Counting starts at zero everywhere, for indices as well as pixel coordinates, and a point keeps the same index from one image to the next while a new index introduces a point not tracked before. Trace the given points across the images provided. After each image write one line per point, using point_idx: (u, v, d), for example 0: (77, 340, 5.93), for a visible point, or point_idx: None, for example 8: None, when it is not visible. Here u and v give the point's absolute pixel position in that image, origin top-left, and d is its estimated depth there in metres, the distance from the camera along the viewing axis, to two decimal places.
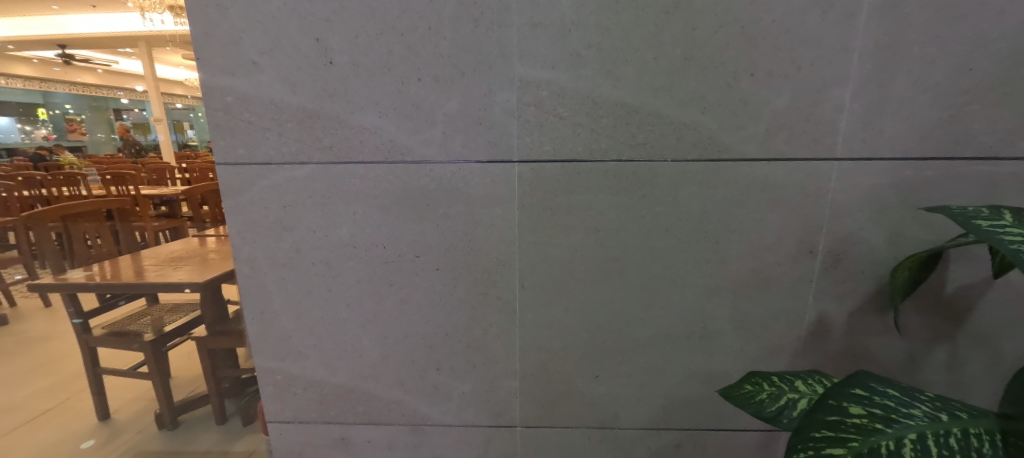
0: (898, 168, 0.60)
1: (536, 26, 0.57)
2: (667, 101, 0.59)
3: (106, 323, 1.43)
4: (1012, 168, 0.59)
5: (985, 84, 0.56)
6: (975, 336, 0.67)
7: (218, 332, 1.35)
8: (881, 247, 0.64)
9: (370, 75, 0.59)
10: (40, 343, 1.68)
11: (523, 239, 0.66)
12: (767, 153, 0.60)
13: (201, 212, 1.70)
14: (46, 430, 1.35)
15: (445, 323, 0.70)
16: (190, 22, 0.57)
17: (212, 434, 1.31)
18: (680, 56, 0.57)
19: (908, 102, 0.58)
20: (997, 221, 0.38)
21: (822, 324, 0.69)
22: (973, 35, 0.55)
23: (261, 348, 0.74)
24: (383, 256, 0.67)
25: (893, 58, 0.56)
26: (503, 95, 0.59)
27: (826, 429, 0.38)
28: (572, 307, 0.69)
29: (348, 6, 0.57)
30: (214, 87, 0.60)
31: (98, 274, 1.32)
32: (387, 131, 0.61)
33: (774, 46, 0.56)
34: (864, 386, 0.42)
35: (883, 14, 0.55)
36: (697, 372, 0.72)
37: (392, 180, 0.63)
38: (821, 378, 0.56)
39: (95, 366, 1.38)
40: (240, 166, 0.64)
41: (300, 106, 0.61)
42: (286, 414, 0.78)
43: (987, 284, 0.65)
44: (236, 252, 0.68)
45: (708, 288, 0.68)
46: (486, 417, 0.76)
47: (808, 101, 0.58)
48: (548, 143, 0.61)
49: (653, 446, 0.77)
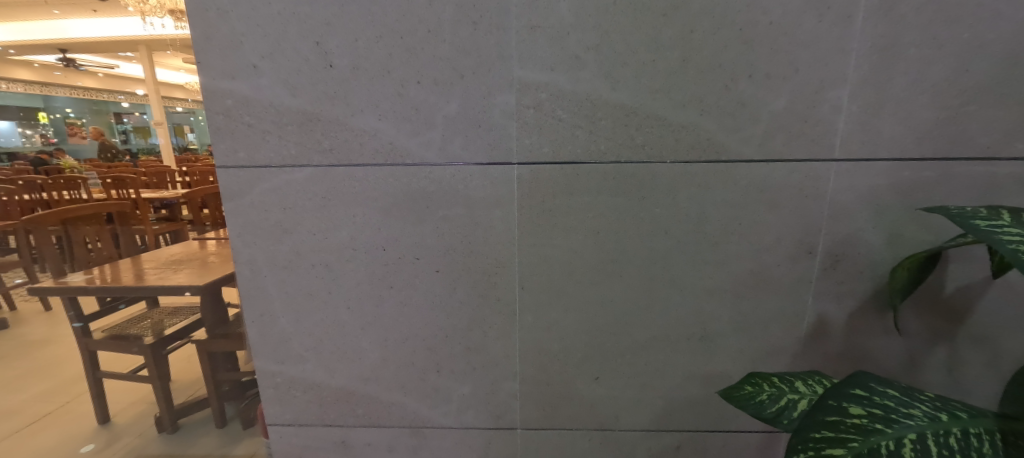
0: (897, 168, 0.60)
1: (535, 28, 0.57)
2: (665, 103, 0.59)
3: (106, 326, 1.43)
4: (1010, 168, 0.59)
5: (982, 84, 0.56)
6: (975, 337, 0.67)
7: (218, 335, 1.35)
8: (880, 247, 0.64)
9: (369, 79, 0.60)
10: (40, 347, 1.68)
11: (523, 241, 0.66)
12: (766, 154, 0.61)
13: (202, 215, 1.71)
14: (46, 434, 1.34)
15: (445, 325, 0.70)
16: (191, 26, 0.58)
17: (213, 438, 1.30)
18: (679, 58, 0.58)
19: (905, 104, 0.58)
20: (996, 221, 0.38)
21: (822, 324, 0.69)
22: (969, 36, 0.55)
23: (261, 351, 0.73)
24: (382, 259, 0.67)
25: (890, 59, 0.57)
26: (503, 97, 0.60)
27: (826, 430, 0.38)
28: (572, 309, 0.69)
29: (348, 9, 0.57)
30: (214, 90, 0.61)
31: (98, 277, 1.32)
32: (386, 133, 0.62)
33: (772, 48, 0.57)
34: (864, 386, 0.42)
35: (880, 16, 0.55)
36: (697, 373, 0.72)
37: (392, 182, 0.64)
38: (821, 378, 0.56)
39: (95, 370, 1.38)
40: (241, 169, 0.64)
41: (300, 109, 0.61)
42: (286, 417, 0.78)
43: (986, 285, 0.65)
44: (236, 255, 0.68)
45: (708, 289, 0.68)
46: (486, 419, 0.76)
47: (806, 103, 0.58)
48: (547, 145, 0.61)
49: (654, 447, 0.77)
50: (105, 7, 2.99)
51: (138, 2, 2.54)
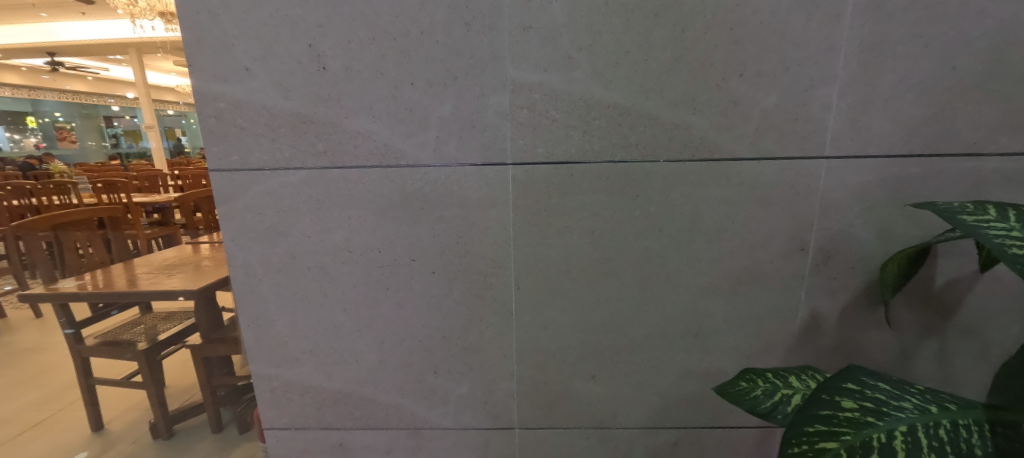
0: (885, 165, 0.61)
1: (527, 29, 0.57)
2: (658, 102, 0.60)
3: (99, 333, 1.42)
4: (996, 163, 0.60)
5: (968, 81, 0.57)
6: (964, 329, 0.68)
7: (212, 339, 1.32)
8: (870, 243, 0.65)
9: (363, 81, 0.60)
10: (29, 356, 1.66)
11: (518, 242, 0.66)
12: (758, 152, 0.61)
13: (195, 220, 1.68)
14: (36, 443, 1.32)
15: (442, 326, 0.70)
16: (180, 28, 0.57)
17: (208, 443, 1.27)
18: (670, 58, 0.58)
19: (894, 101, 0.59)
20: (982, 216, 0.38)
21: (815, 320, 0.70)
22: (955, 34, 0.56)
23: (257, 355, 0.73)
24: (378, 261, 0.67)
25: (878, 57, 0.57)
26: (496, 98, 0.60)
27: (819, 424, 0.39)
28: (568, 309, 0.70)
29: (340, 11, 0.57)
30: (205, 94, 0.60)
31: (90, 283, 1.31)
32: (381, 135, 0.62)
33: (763, 47, 0.57)
34: (856, 380, 0.43)
35: (868, 14, 0.56)
36: (692, 370, 0.73)
37: (387, 184, 0.63)
38: (814, 373, 0.56)
39: (88, 376, 1.37)
40: (234, 172, 0.64)
41: (293, 112, 0.61)
42: (283, 421, 0.77)
43: (974, 279, 0.66)
44: (230, 258, 0.68)
45: (702, 287, 0.68)
46: (485, 420, 0.76)
47: (796, 101, 0.59)
48: (541, 145, 0.61)
49: (651, 444, 0.78)
50: (95, 9, 2.99)
51: (127, 4, 2.53)
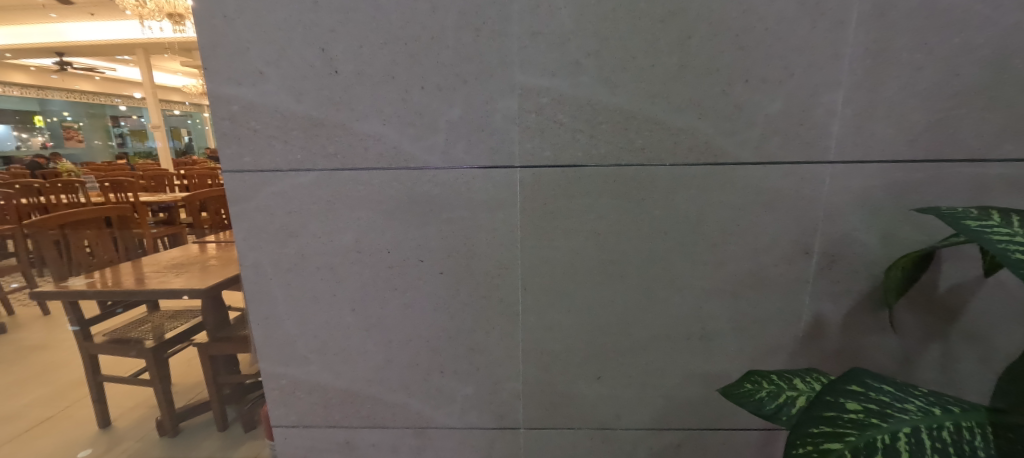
0: (889, 170, 0.62)
1: (537, 34, 0.58)
2: (664, 107, 0.60)
3: (106, 330, 1.44)
4: (1000, 169, 0.60)
5: (972, 88, 0.58)
6: (967, 334, 0.69)
7: (218, 338, 1.32)
8: (874, 247, 0.65)
9: (373, 85, 0.61)
10: (38, 352, 1.69)
11: (524, 243, 0.67)
12: (762, 157, 0.62)
13: (201, 219, 1.70)
14: (45, 439, 1.34)
15: (449, 327, 0.71)
16: (197, 32, 0.58)
17: (213, 441, 1.28)
18: (676, 63, 0.59)
19: (898, 107, 0.59)
20: (986, 221, 0.39)
21: (818, 323, 0.70)
22: (959, 41, 0.56)
23: (265, 353, 0.74)
24: (387, 261, 0.68)
25: (882, 64, 0.58)
26: (504, 102, 0.61)
27: (823, 425, 0.39)
28: (573, 310, 0.70)
29: (353, 16, 0.58)
30: (220, 96, 0.62)
31: (99, 280, 1.34)
32: (390, 137, 0.63)
33: (767, 53, 0.58)
34: (860, 382, 0.43)
35: (873, 21, 0.56)
36: (696, 372, 0.73)
37: (396, 186, 0.65)
38: (817, 376, 0.57)
39: (97, 373, 1.39)
40: (247, 173, 0.65)
41: (305, 115, 0.62)
42: (290, 418, 0.78)
43: (978, 283, 0.66)
44: (241, 258, 0.69)
45: (707, 290, 0.69)
46: (490, 419, 0.77)
47: (801, 107, 0.60)
48: (548, 149, 0.62)
49: (655, 446, 0.78)
50: (105, 10, 2.98)
51: (137, 6, 2.49)
